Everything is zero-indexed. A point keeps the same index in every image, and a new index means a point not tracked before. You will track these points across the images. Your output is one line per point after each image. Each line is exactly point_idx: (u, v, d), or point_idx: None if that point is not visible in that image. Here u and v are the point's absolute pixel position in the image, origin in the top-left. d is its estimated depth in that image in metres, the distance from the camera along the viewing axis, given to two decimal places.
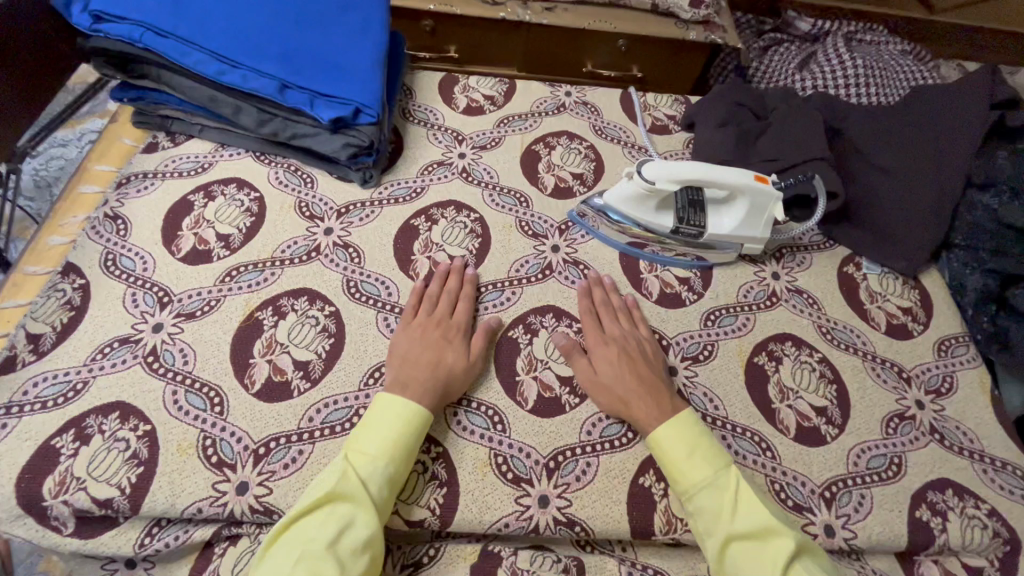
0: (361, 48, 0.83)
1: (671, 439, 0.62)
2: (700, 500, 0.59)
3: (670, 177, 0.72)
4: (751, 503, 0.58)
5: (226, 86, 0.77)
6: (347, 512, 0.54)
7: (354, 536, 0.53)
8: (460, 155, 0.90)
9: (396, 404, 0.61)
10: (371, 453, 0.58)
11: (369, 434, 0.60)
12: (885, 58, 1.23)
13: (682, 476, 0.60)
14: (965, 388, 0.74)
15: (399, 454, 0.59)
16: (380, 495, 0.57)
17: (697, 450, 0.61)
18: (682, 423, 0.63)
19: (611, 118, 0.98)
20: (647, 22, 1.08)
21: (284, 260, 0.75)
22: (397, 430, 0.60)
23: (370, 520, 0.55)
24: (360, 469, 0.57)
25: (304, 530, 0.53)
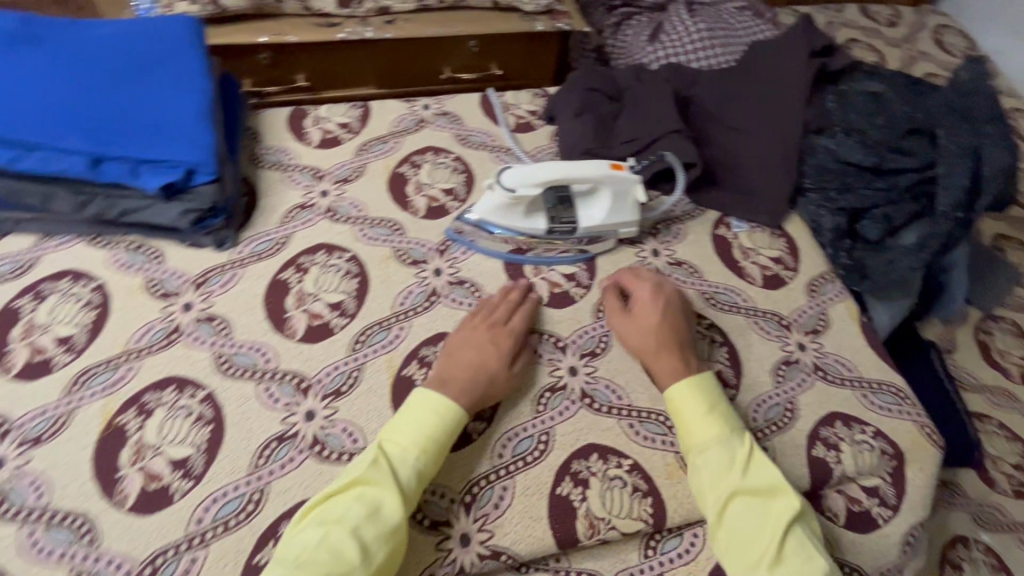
0: (182, 102, 0.76)
1: (686, 397, 0.65)
2: (711, 452, 0.62)
3: (531, 182, 0.72)
4: (762, 465, 0.62)
5: (28, 174, 0.69)
6: (374, 497, 0.57)
7: (376, 524, 0.56)
8: (322, 193, 0.85)
9: (439, 400, 0.63)
10: (407, 446, 0.60)
11: (410, 427, 0.62)
12: (724, 18, 1.29)
13: (694, 430, 0.64)
14: (837, 322, 0.79)
15: (435, 447, 0.61)
16: (411, 484, 0.59)
17: (715, 412, 0.64)
18: (704, 384, 0.66)
19: (473, 125, 0.96)
20: (491, 20, 1.07)
21: (140, 351, 0.68)
22: (439, 424, 0.62)
23: (396, 507, 0.57)
24: (392, 458, 0.60)
25: (333, 510, 0.57)
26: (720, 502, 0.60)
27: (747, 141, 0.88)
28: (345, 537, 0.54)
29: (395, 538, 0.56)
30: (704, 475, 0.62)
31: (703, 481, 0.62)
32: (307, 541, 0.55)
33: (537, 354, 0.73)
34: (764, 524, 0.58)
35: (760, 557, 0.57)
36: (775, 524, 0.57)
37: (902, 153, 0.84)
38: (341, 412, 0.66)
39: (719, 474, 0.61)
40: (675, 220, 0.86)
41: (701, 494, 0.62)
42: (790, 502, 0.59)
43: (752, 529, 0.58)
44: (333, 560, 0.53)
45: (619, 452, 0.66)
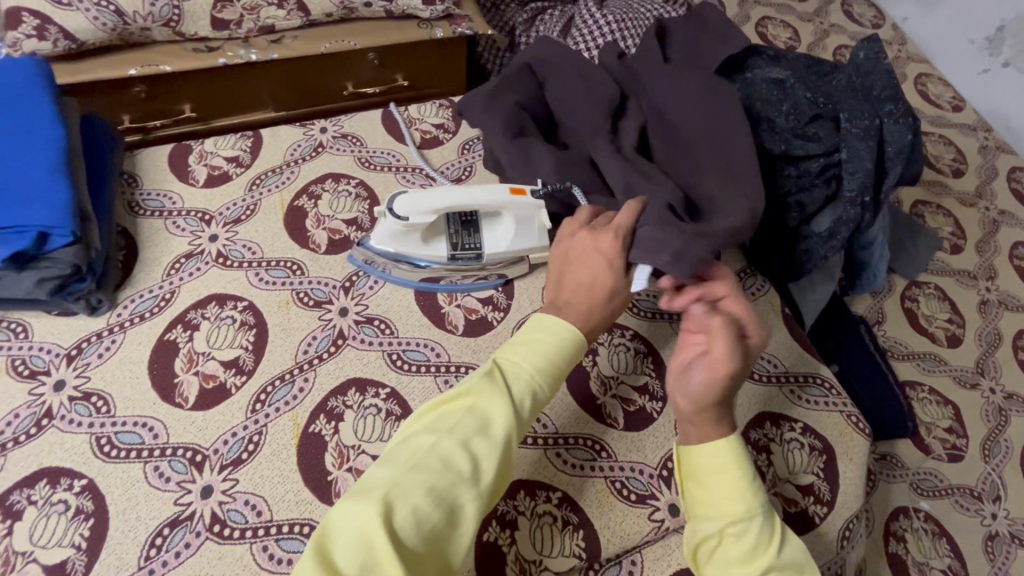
0: (30, 158, 0.67)
1: (726, 470, 0.57)
2: (743, 534, 0.55)
3: (421, 210, 0.68)
4: (791, 538, 0.57)
5: None
6: (486, 408, 0.55)
7: (479, 437, 0.54)
8: (211, 238, 0.78)
9: (554, 325, 0.62)
10: (521, 364, 0.59)
11: (525, 346, 0.61)
12: (634, 5, 1.26)
13: (720, 506, 0.56)
14: (761, 315, 0.78)
15: (552, 367, 0.60)
16: (526, 412, 0.58)
17: (751, 486, 0.56)
18: (739, 452, 0.58)
19: (376, 145, 0.90)
20: (386, 29, 1.01)
21: (5, 443, 0.61)
22: (557, 343, 0.61)
23: (506, 421, 0.55)
24: (509, 373, 0.58)
25: (443, 420, 0.55)
26: None
27: None
28: (458, 445, 0.53)
29: (506, 456, 0.55)
30: (726, 556, 0.55)
31: (728, 565, 0.55)
32: (413, 451, 0.53)
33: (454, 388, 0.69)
34: None
35: None
36: None
37: (809, 138, 0.82)
38: (241, 483, 0.61)
39: (749, 563, 0.54)
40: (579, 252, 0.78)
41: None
42: None
43: None
44: (445, 471, 0.51)
45: (546, 485, 0.63)
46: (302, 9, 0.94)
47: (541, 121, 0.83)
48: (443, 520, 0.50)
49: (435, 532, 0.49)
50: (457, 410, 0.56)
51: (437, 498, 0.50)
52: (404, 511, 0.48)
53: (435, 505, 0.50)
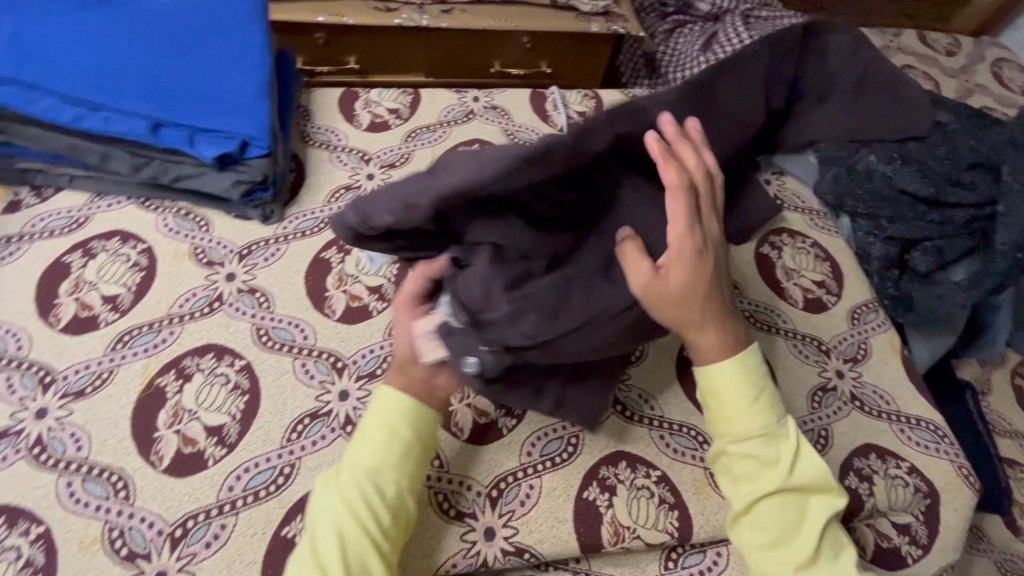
0: (241, 72, 0.76)
1: (731, 388, 0.59)
2: (753, 447, 0.58)
3: None
4: (807, 458, 0.59)
5: (89, 132, 0.69)
6: (324, 512, 0.54)
7: (323, 542, 0.53)
8: (369, 176, 0.86)
9: (377, 408, 0.58)
10: (354, 454, 0.56)
11: (359, 435, 0.57)
12: (781, 34, 1.27)
13: (733, 418, 0.59)
14: (878, 352, 0.78)
15: (382, 445, 0.56)
16: (382, 499, 0.54)
17: (757, 404, 0.58)
18: (748, 371, 0.59)
19: (522, 121, 0.96)
20: (546, 17, 1.06)
21: (182, 316, 0.69)
22: (396, 422, 0.57)
23: (338, 518, 0.53)
24: (343, 468, 0.56)
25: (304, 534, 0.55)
26: (760, 509, 0.57)
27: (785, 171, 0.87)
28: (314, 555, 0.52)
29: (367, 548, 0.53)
30: (733, 473, 0.59)
31: (737, 479, 0.59)
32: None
33: None
34: (802, 519, 0.57)
35: (797, 551, 0.56)
36: (810, 523, 0.57)
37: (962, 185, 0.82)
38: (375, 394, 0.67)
39: (756, 476, 0.58)
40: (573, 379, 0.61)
41: (730, 486, 0.60)
42: (831, 508, 0.58)
43: (785, 523, 0.57)
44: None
45: (647, 462, 0.66)
46: None
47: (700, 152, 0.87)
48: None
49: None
50: (313, 522, 0.54)
51: None
52: None
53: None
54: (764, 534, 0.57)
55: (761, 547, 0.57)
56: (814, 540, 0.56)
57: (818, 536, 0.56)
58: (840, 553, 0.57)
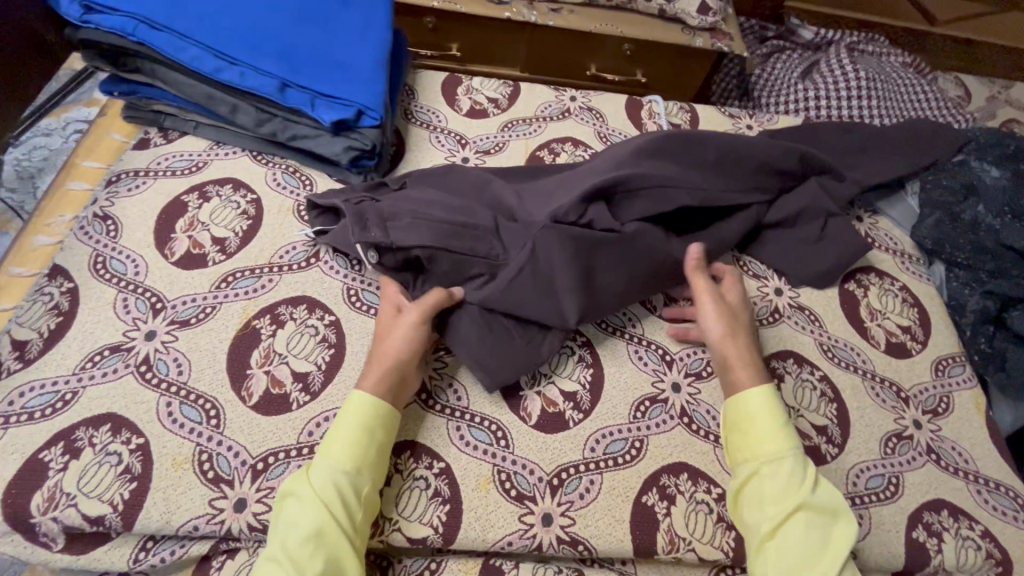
0: (365, 47, 0.80)
1: (758, 413, 0.63)
2: (777, 467, 0.60)
3: None
4: (826, 484, 0.60)
5: (224, 84, 0.74)
6: (295, 509, 0.54)
7: (296, 537, 0.52)
8: (464, 159, 0.88)
9: (354, 406, 0.59)
10: (328, 454, 0.57)
11: (331, 435, 0.58)
12: (886, 72, 1.24)
13: (761, 442, 0.61)
14: (960, 408, 0.76)
15: (362, 446, 0.57)
16: (349, 500, 0.55)
17: (782, 428, 0.62)
18: (774, 401, 0.64)
19: (616, 125, 0.96)
20: (652, 26, 1.06)
21: (282, 266, 0.73)
22: (370, 423, 0.58)
23: (314, 516, 0.53)
24: (314, 468, 0.56)
25: (275, 534, 0.53)
26: (786, 530, 0.56)
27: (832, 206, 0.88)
28: (283, 555, 0.52)
29: (334, 549, 0.52)
30: (759, 493, 0.59)
31: (762, 503, 0.59)
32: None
33: (644, 362, 0.72)
34: (825, 546, 0.56)
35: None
36: (834, 549, 0.56)
37: None
38: (451, 367, 0.69)
39: (783, 496, 0.58)
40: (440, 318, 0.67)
41: (756, 510, 0.59)
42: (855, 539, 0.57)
43: (810, 546, 0.56)
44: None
45: (709, 478, 0.65)
46: None
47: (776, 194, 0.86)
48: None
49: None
50: (276, 531, 0.53)
51: None
52: None
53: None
54: (790, 554, 0.55)
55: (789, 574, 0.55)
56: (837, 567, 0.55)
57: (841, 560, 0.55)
58: None
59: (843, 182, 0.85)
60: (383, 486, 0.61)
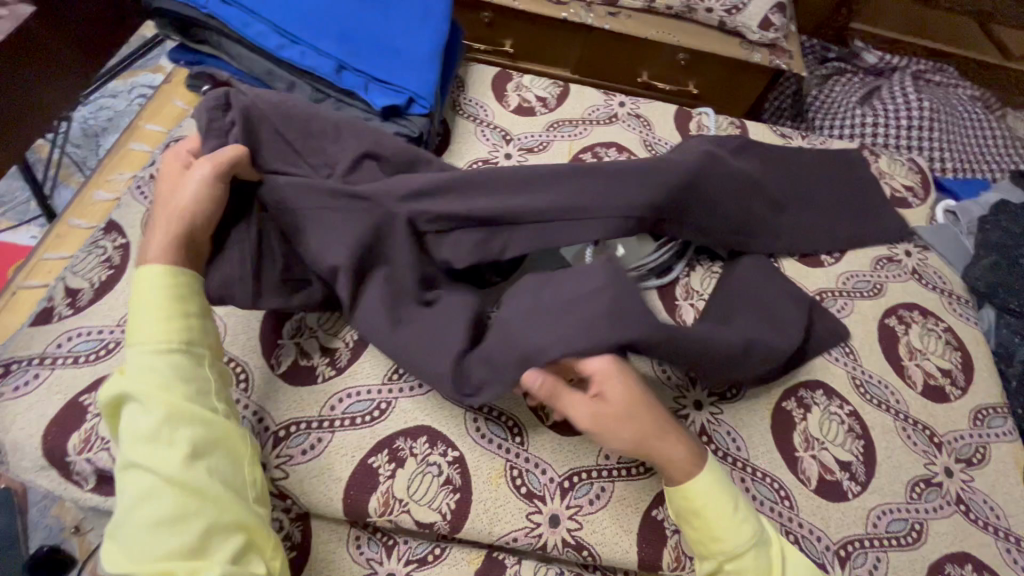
0: (422, 35, 0.81)
1: (710, 496, 0.56)
2: (745, 563, 0.55)
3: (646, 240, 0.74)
4: (790, 553, 0.57)
5: (285, 61, 0.76)
6: (135, 407, 0.50)
7: (140, 425, 0.49)
8: (506, 155, 0.88)
9: (153, 279, 0.55)
10: (143, 335, 0.53)
11: (137, 315, 0.54)
12: (953, 104, 1.18)
13: (722, 536, 0.55)
14: (996, 460, 0.73)
15: (174, 315, 0.54)
16: (171, 367, 0.52)
17: (738, 508, 0.56)
18: (716, 477, 0.57)
19: (662, 134, 0.95)
20: (710, 38, 1.05)
21: None
22: (173, 287, 0.55)
23: (152, 399, 0.50)
24: (133, 357, 0.52)
25: (125, 435, 0.50)
26: None
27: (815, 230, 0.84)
28: (140, 453, 0.49)
29: (192, 416, 0.51)
30: None
31: None
32: (126, 501, 0.48)
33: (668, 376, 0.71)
34: None
35: None
36: None
37: None
38: None
39: None
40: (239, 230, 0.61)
41: None
42: None
43: None
44: (156, 483, 0.47)
45: None
46: None
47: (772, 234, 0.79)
48: (189, 515, 0.47)
49: (202, 523, 0.47)
50: (125, 441, 0.50)
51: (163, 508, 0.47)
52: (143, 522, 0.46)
53: (172, 510, 0.47)
54: None
55: None
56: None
57: None
58: None
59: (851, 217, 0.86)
60: (396, 467, 0.62)
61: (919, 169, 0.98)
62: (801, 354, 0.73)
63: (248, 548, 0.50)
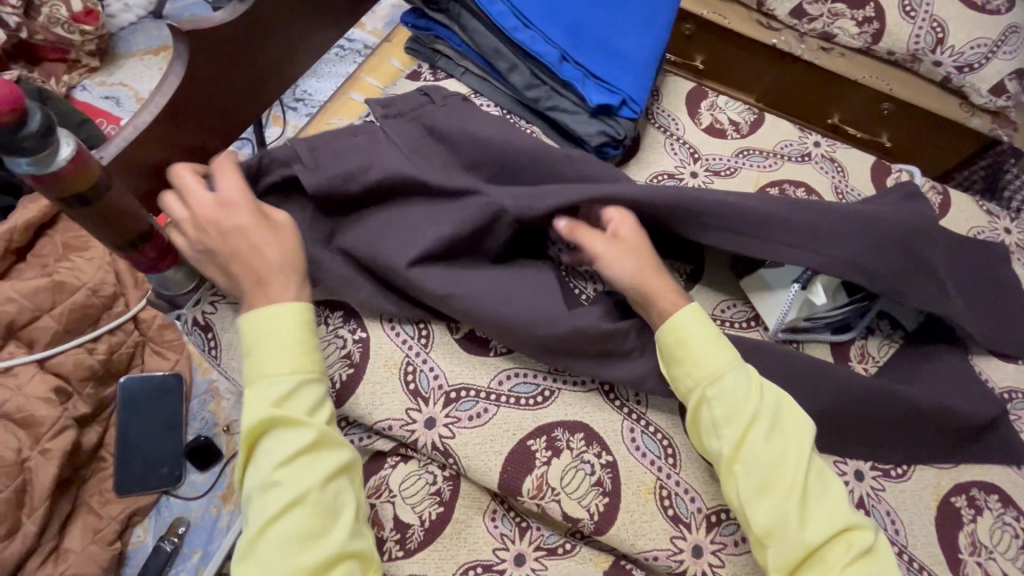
0: (645, 40, 0.81)
1: (692, 327, 0.60)
2: (723, 387, 0.57)
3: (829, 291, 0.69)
4: (768, 390, 0.59)
5: (513, 43, 0.79)
6: (276, 436, 0.52)
7: (282, 451, 0.51)
8: (692, 173, 0.87)
9: (283, 312, 0.54)
10: (277, 364, 0.53)
11: (264, 344, 0.54)
12: None
13: (701, 361, 0.58)
14: None
15: (305, 346, 0.55)
16: (310, 397, 0.54)
17: (716, 341, 0.60)
18: (699, 314, 0.61)
19: (856, 184, 0.90)
20: (925, 93, 0.98)
21: None
22: (305, 317, 0.55)
23: (297, 428, 0.52)
24: (268, 386, 0.52)
25: (260, 458, 0.52)
26: (755, 458, 0.55)
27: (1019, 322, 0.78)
28: (273, 477, 0.50)
29: (325, 445, 0.53)
30: (711, 418, 0.57)
31: (716, 426, 0.57)
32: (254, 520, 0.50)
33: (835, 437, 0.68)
34: (785, 457, 0.55)
35: (794, 488, 0.54)
36: (797, 453, 0.56)
37: None
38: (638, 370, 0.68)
39: (743, 409, 0.56)
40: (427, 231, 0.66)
41: (718, 433, 0.57)
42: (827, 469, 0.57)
43: (770, 457, 0.55)
44: (287, 504, 0.49)
45: None
46: (875, 37, 0.96)
47: (973, 318, 0.74)
48: (320, 535, 0.50)
49: (327, 545, 0.50)
50: (259, 463, 0.51)
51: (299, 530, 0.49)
52: (278, 539, 0.49)
53: (308, 526, 0.50)
54: (757, 472, 0.55)
55: (762, 491, 0.54)
56: (798, 470, 0.55)
57: (806, 459, 0.55)
58: (825, 474, 0.57)
59: None
60: (552, 456, 0.63)
61: None
62: (978, 448, 0.69)
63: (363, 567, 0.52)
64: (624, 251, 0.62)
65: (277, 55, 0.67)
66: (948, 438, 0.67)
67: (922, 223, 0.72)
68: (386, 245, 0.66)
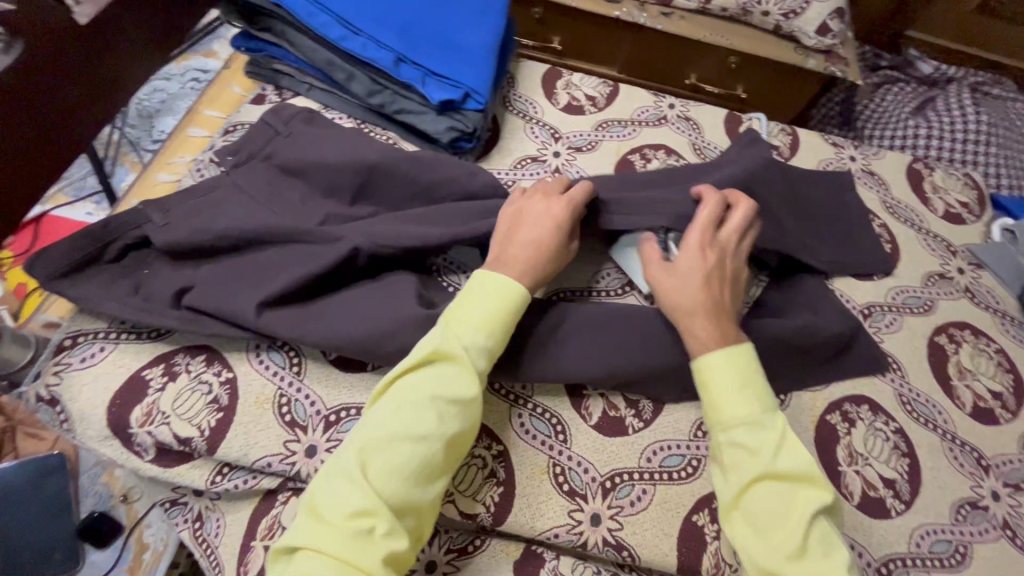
0: (479, 31, 0.81)
1: (718, 372, 0.57)
2: (738, 436, 0.55)
3: None
4: (796, 448, 0.55)
5: (345, 52, 0.77)
6: (448, 371, 0.54)
7: (452, 391, 0.53)
8: (555, 153, 0.88)
9: (505, 282, 0.58)
10: (476, 323, 0.56)
11: (474, 298, 0.57)
12: (1012, 117, 1.15)
13: (723, 406, 0.57)
14: None
15: (502, 324, 0.57)
16: (483, 365, 0.55)
17: (745, 388, 0.57)
18: (737, 359, 0.58)
19: (712, 138, 0.94)
20: (764, 42, 1.03)
21: None
22: (516, 296, 0.57)
23: (466, 382, 0.53)
24: (466, 335, 0.55)
25: (410, 389, 0.53)
26: (754, 508, 0.53)
27: (868, 242, 0.83)
28: (422, 405, 0.52)
29: (469, 410, 0.54)
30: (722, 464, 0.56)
31: (726, 469, 0.56)
32: (374, 427, 0.52)
33: None
34: (788, 514, 0.52)
35: (789, 545, 0.51)
36: (800, 513, 0.52)
37: None
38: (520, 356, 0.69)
39: (750, 460, 0.54)
40: (277, 256, 0.64)
41: (724, 473, 0.56)
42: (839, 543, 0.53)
43: (769, 513, 0.53)
44: (415, 437, 0.51)
45: None
46: None
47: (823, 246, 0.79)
48: (420, 481, 0.51)
49: (421, 492, 0.51)
50: (414, 388, 0.53)
51: (411, 467, 0.50)
52: (381, 467, 0.49)
53: (420, 464, 0.50)
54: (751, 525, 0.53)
55: (753, 542, 0.53)
56: (800, 531, 0.51)
57: (807, 523, 0.52)
58: (833, 544, 0.52)
59: (893, 236, 0.87)
60: None
61: (974, 185, 0.97)
62: (844, 366, 0.74)
63: (419, 528, 0.52)
64: (678, 279, 0.62)
65: (67, 104, 0.65)
66: (812, 362, 0.72)
67: (760, 165, 0.76)
68: (234, 278, 0.63)
